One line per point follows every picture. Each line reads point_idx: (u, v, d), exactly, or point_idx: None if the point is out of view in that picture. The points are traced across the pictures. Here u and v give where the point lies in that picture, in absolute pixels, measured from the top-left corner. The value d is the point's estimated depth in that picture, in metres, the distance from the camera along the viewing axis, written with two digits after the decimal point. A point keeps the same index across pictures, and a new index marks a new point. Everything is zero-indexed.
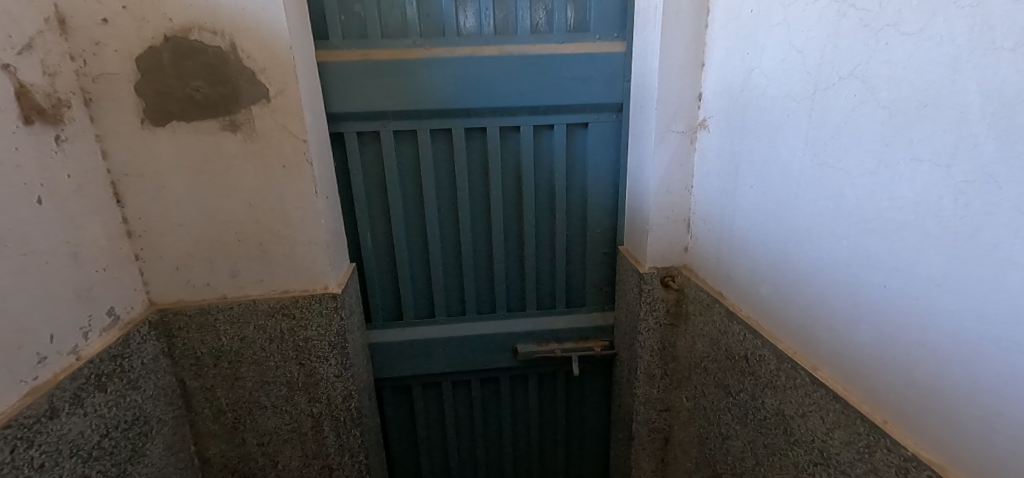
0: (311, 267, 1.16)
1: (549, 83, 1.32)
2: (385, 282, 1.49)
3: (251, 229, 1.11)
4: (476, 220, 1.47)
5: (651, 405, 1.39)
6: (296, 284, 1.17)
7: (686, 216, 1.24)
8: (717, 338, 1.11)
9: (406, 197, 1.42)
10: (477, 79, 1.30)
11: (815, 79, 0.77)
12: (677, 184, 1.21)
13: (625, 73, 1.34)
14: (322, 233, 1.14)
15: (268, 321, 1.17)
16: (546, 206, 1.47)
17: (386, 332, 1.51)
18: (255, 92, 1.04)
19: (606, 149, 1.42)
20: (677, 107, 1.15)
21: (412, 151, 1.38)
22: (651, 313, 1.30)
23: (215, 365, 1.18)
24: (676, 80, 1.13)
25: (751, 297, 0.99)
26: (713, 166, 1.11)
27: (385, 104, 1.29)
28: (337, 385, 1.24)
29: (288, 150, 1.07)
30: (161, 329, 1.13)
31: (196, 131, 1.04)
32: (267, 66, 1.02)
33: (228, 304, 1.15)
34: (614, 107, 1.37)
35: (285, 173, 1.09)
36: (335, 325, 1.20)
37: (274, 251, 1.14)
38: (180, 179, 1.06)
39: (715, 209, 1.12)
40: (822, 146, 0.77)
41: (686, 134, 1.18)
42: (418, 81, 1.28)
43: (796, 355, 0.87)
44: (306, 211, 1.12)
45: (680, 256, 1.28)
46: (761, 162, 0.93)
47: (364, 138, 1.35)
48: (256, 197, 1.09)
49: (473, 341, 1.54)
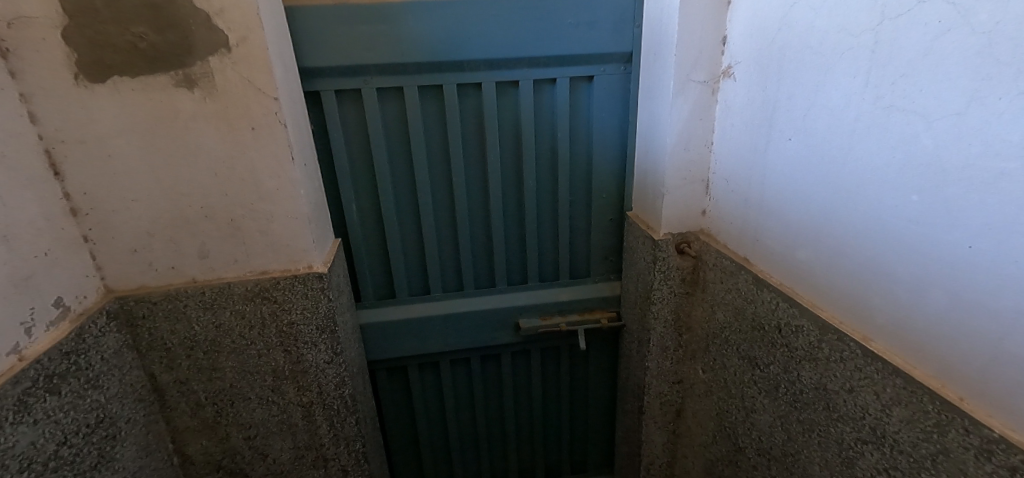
0: (291, 245, 1.04)
1: (550, 31, 1.18)
2: (373, 258, 1.37)
3: (219, 203, 0.98)
4: (472, 185, 1.35)
5: (664, 377, 1.32)
6: (276, 263, 1.05)
7: (705, 176, 1.14)
8: (742, 307, 1.03)
9: (395, 162, 1.29)
10: (471, 27, 1.15)
11: (883, 7, 0.66)
12: (696, 140, 1.10)
13: (635, 18, 1.20)
14: (303, 206, 1.02)
15: (246, 306, 1.04)
16: (547, 171, 1.36)
17: (377, 312, 1.40)
18: (213, 39, 0.88)
19: (614, 106, 1.29)
20: (699, 53, 1.03)
21: (399, 111, 1.24)
22: (666, 282, 1.21)
23: (188, 356, 1.05)
24: (698, 21, 1.01)
25: (784, 264, 0.91)
26: (739, 118, 1.00)
27: (366, 57, 1.14)
28: (328, 372, 1.14)
29: (256, 109, 0.93)
30: (123, 320, 0.99)
31: (143, 87, 0.88)
32: (224, 8, 0.87)
33: (198, 288, 1.01)
34: (622, 58, 1.24)
35: (255, 137, 0.95)
36: (322, 308, 1.08)
37: (247, 227, 1.01)
38: (130, 146, 0.91)
39: (741, 166, 1.01)
40: (889, 86, 0.66)
41: (708, 84, 1.06)
42: (404, 30, 1.13)
43: (842, 325, 0.78)
44: (281, 181, 0.99)
45: (697, 220, 1.18)
46: (802, 110, 0.82)
47: (344, 97, 1.20)
48: (223, 166, 0.95)
49: (471, 317, 1.44)
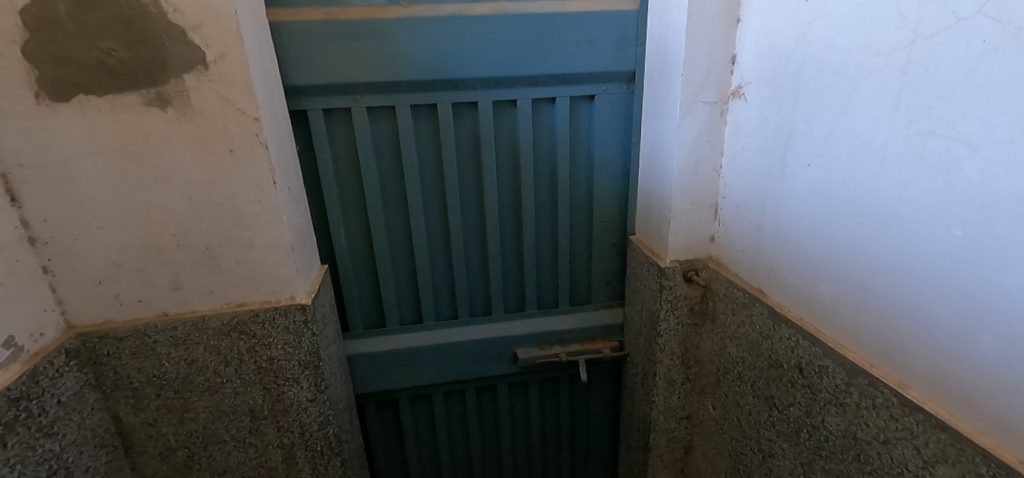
0: (273, 274, 0.97)
1: (550, 49, 1.12)
2: (363, 285, 1.30)
3: (193, 231, 0.90)
4: (468, 208, 1.28)
5: (671, 413, 1.24)
6: (255, 295, 0.97)
7: (713, 201, 1.07)
8: (757, 342, 0.95)
9: (386, 184, 1.22)
10: (466, 44, 1.10)
11: (916, 24, 0.61)
12: (704, 164, 1.04)
13: (638, 36, 1.15)
14: (285, 233, 0.95)
15: (222, 341, 0.97)
16: (546, 194, 1.30)
17: (367, 343, 1.32)
18: (188, 56, 0.81)
19: (615, 126, 1.24)
20: (707, 72, 0.97)
21: (391, 131, 1.17)
22: (672, 312, 1.14)
23: (157, 396, 0.97)
24: (707, 39, 0.95)
25: (804, 298, 0.84)
26: (750, 140, 0.94)
27: (356, 75, 1.08)
28: (311, 411, 1.05)
29: (236, 131, 0.86)
30: (85, 358, 0.91)
31: (112, 107, 0.81)
32: (201, 22, 0.80)
33: (169, 323, 0.93)
34: (624, 77, 1.19)
35: (234, 160, 0.88)
36: (305, 342, 1.01)
37: (224, 256, 0.93)
38: (96, 170, 0.84)
39: (754, 192, 0.95)
40: (924, 110, 0.61)
41: (717, 105, 1.00)
42: (396, 47, 1.07)
43: (872, 368, 0.71)
44: (262, 207, 0.92)
45: (706, 247, 1.11)
46: (823, 134, 0.76)
47: (333, 117, 1.14)
48: (199, 191, 0.88)
49: (466, 348, 1.37)
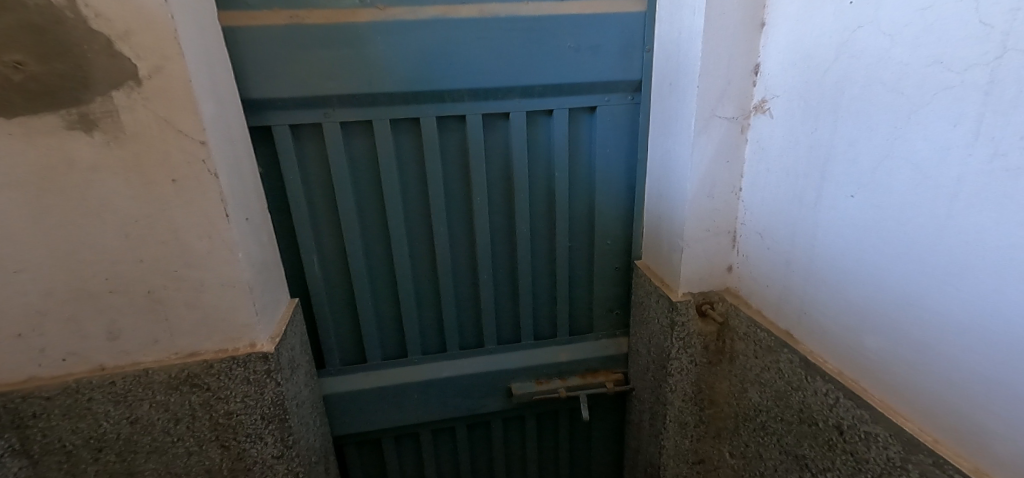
0: (228, 319, 0.84)
1: (546, 56, 1.00)
2: (340, 317, 1.17)
3: (132, 273, 0.77)
4: (456, 232, 1.16)
5: (683, 458, 1.12)
6: (209, 342, 0.84)
7: (731, 227, 0.95)
8: (784, 393, 0.84)
9: (364, 207, 1.09)
10: (452, 51, 0.97)
11: (1004, 34, 0.49)
12: (721, 186, 0.92)
13: (645, 41, 1.02)
14: (242, 272, 0.82)
15: (170, 396, 0.84)
16: (542, 215, 1.18)
17: (345, 380, 1.20)
18: (117, 70, 0.68)
19: (619, 141, 1.11)
20: (726, 84, 0.85)
21: (368, 148, 1.05)
22: (685, 350, 1.02)
23: (95, 460, 0.84)
24: (727, 47, 0.83)
25: (844, 350, 0.72)
26: (776, 162, 0.82)
27: (326, 87, 0.95)
28: (277, 469, 0.93)
29: (178, 157, 0.74)
30: (5, 422, 0.78)
31: (24, 132, 0.68)
32: (130, 30, 0.67)
33: (106, 378, 0.81)
34: (629, 86, 1.06)
35: (178, 190, 0.75)
36: (268, 394, 0.88)
37: (170, 300, 0.81)
38: (8, 206, 0.70)
39: (779, 222, 0.83)
40: (1015, 142, 0.50)
41: (736, 121, 0.88)
42: (372, 55, 0.94)
43: (938, 444, 0.60)
44: (213, 243, 0.79)
45: (722, 278, 0.99)
46: (872, 161, 0.64)
47: (301, 133, 1.01)
48: (136, 227, 0.75)
49: (456, 384, 1.24)
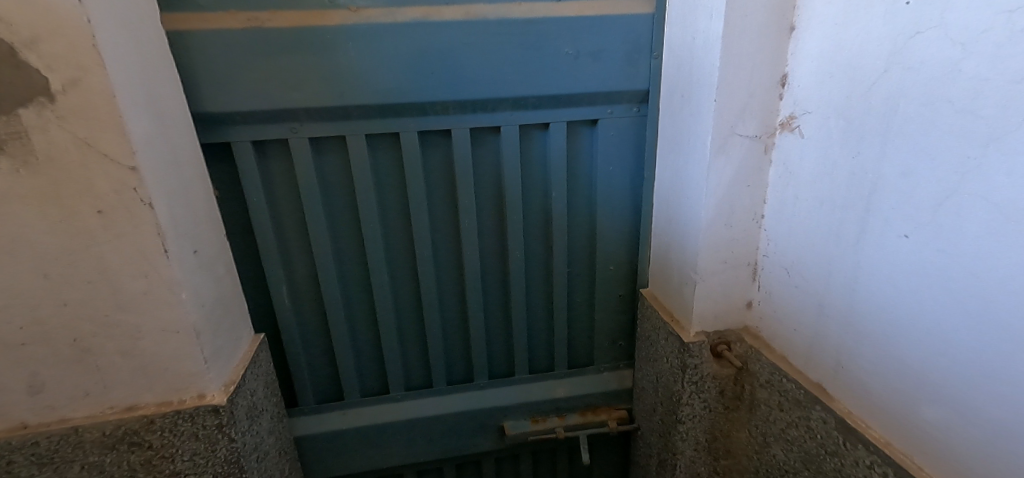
0: (172, 368, 0.73)
1: (542, 64, 0.88)
2: (314, 351, 1.06)
3: (54, 318, 0.67)
4: (442, 257, 1.04)
5: None
6: (150, 394, 0.74)
7: (751, 259, 0.84)
8: (815, 456, 0.72)
9: (339, 231, 0.98)
10: (435, 58, 0.85)
11: None
12: (740, 214, 0.80)
13: (653, 46, 0.91)
14: (186, 315, 0.71)
15: (105, 456, 0.73)
16: (538, 239, 1.06)
17: (320, 420, 1.09)
18: (23, 85, 0.57)
19: (623, 158, 1.00)
20: (748, 97, 0.73)
21: (342, 166, 0.93)
22: (698, 396, 0.91)
23: None
24: (750, 55, 0.71)
25: (894, 418, 0.61)
26: (808, 189, 0.70)
27: (291, 99, 0.84)
28: None
29: (104, 185, 0.63)
30: None
31: None
32: (37, 35, 0.56)
33: (28, 438, 0.70)
34: (635, 97, 0.95)
35: (104, 223, 0.64)
36: (220, 451, 0.77)
37: (102, 349, 0.70)
38: None
39: (809, 259, 0.71)
40: None
41: (759, 140, 0.76)
42: (343, 63, 0.83)
43: None
44: (150, 284, 0.68)
45: (740, 315, 0.88)
46: (936, 197, 0.52)
47: (266, 150, 0.89)
48: (56, 266, 0.65)
49: (443, 423, 1.13)
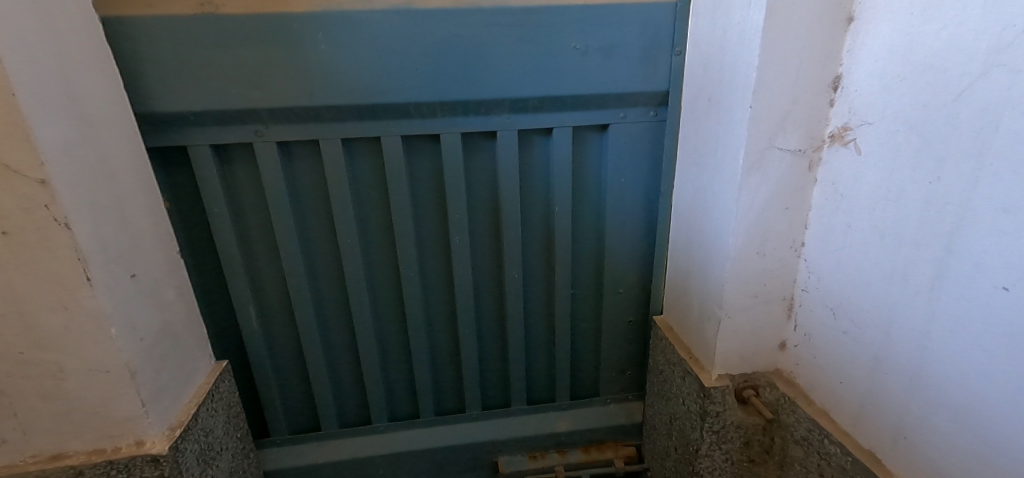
0: (104, 412, 0.63)
1: (544, 60, 0.76)
2: (287, 378, 0.95)
3: None
4: (431, 276, 0.93)
5: None
6: (81, 440, 0.64)
7: (786, 293, 0.71)
8: None
9: (313, 246, 0.87)
10: (419, 52, 0.74)
11: None
12: (775, 241, 0.68)
13: (674, 41, 0.78)
14: (118, 351, 0.60)
15: None
16: (539, 258, 0.94)
17: (294, 453, 0.98)
18: None
19: (637, 168, 0.87)
20: (791, 104, 0.61)
21: (316, 175, 0.82)
22: (718, 448, 0.78)
23: None
24: (797, 54, 0.58)
25: None
26: (864, 217, 0.57)
27: (253, 97, 0.72)
28: None
29: (11, 202, 0.52)
30: None
31: None
32: None
33: None
34: (653, 99, 0.82)
35: (13, 247, 0.54)
36: None
37: (19, 391, 0.60)
38: None
39: (863, 303, 0.59)
40: None
41: (803, 155, 0.63)
42: (313, 57, 0.72)
43: None
44: (73, 317, 0.58)
45: (770, 356, 0.75)
46: None
47: (228, 156, 0.78)
48: None
49: (429, 459, 1.02)
